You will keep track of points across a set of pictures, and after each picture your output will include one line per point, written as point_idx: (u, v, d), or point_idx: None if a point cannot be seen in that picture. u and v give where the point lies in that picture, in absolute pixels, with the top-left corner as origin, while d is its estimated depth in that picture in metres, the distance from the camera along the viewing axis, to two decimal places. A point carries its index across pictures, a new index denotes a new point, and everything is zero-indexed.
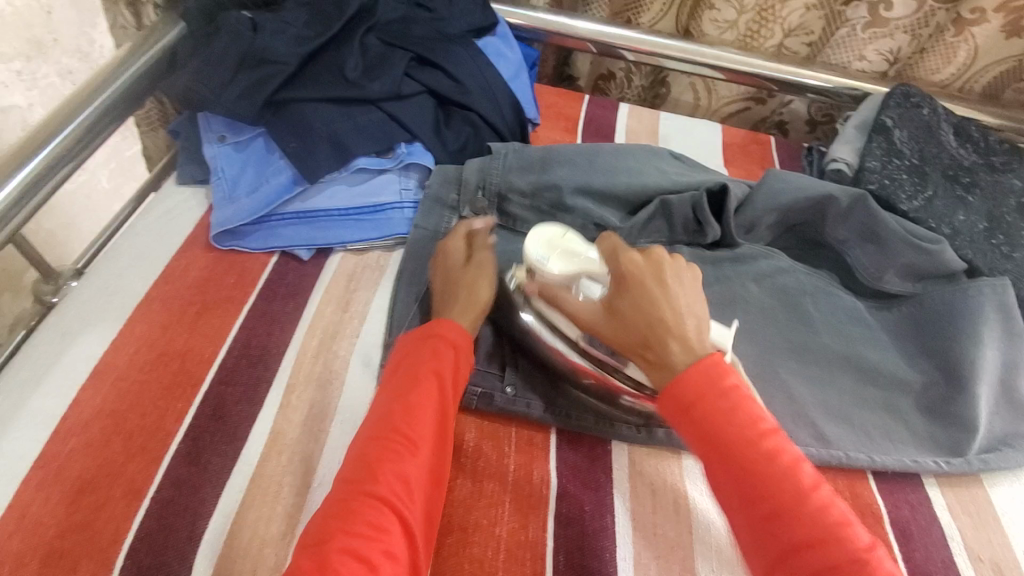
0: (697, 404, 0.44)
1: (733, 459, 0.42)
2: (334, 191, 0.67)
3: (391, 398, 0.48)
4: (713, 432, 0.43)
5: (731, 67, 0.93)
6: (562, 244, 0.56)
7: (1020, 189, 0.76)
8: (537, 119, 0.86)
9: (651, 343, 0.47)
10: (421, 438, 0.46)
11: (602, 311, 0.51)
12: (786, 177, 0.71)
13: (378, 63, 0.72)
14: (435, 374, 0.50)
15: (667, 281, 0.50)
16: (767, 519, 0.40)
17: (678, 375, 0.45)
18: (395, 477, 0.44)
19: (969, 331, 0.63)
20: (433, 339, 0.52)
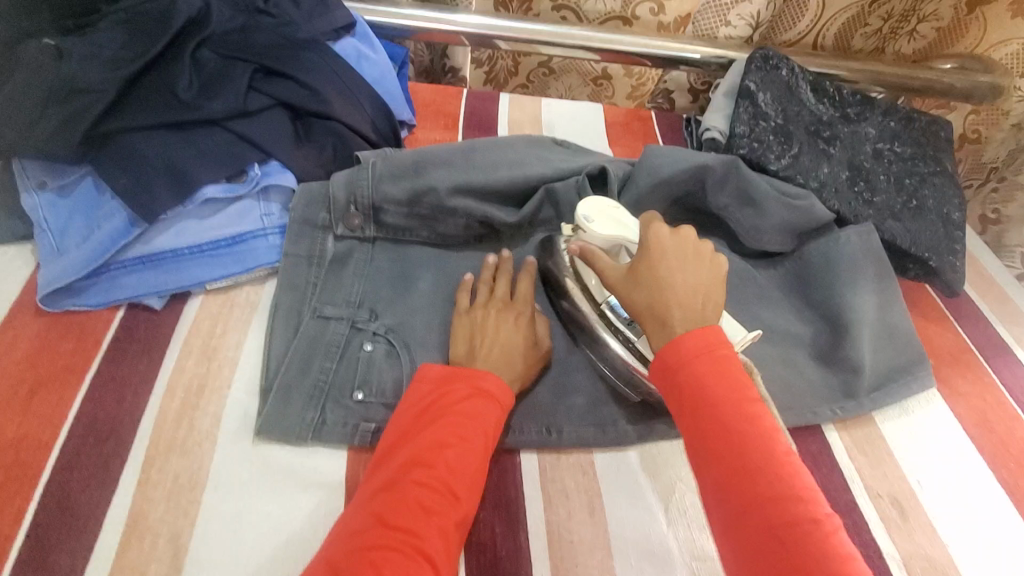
0: (683, 363, 0.44)
1: (717, 420, 0.42)
2: (182, 228, 0.60)
3: (431, 443, 0.46)
4: (701, 390, 0.43)
5: (603, 47, 0.92)
6: (609, 212, 0.58)
7: (874, 136, 0.81)
8: (411, 119, 0.82)
9: (659, 296, 0.48)
10: (461, 492, 0.44)
11: (622, 270, 0.51)
12: (662, 151, 0.71)
13: (216, 79, 0.64)
14: (478, 425, 0.47)
15: (689, 256, 0.50)
16: (739, 475, 0.40)
17: (675, 340, 0.45)
18: (432, 529, 0.41)
19: (843, 279, 0.66)
20: (479, 388, 0.49)
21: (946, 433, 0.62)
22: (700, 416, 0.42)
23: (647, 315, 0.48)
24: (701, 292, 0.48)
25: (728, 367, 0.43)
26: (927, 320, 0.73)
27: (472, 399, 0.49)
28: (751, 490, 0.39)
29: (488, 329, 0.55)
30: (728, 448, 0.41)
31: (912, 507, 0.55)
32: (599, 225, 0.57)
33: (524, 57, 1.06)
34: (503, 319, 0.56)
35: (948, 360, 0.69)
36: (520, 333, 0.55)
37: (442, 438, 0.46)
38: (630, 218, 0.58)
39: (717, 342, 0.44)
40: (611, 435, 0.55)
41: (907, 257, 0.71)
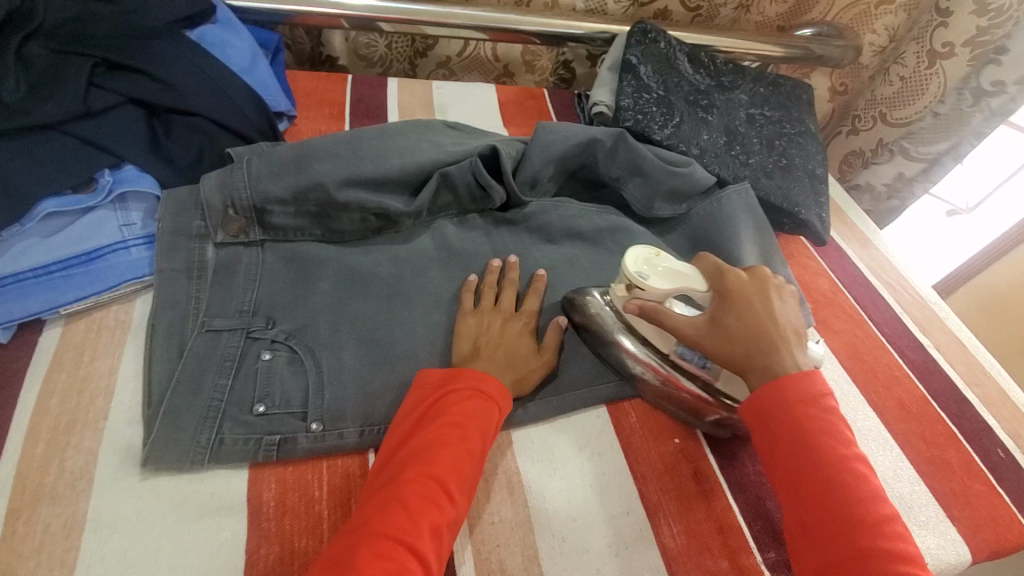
0: (796, 406, 0.46)
1: (819, 476, 0.44)
2: (24, 248, 0.52)
3: (428, 441, 0.46)
4: (807, 445, 0.45)
5: (488, 26, 0.91)
6: (659, 263, 0.55)
7: (746, 102, 0.86)
8: (291, 109, 0.77)
9: (749, 342, 0.49)
10: (459, 496, 0.44)
11: (701, 325, 0.51)
12: (552, 128, 0.72)
13: (48, 77, 0.57)
14: (479, 427, 0.47)
15: (772, 297, 0.52)
16: (841, 517, 0.42)
17: (779, 379, 0.47)
18: (426, 527, 0.41)
19: (729, 235, 0.70)
20: (486, 391, 0.50)
21: (826, 368, 0.68)
22: (805, 466, 0.44)
23: (739, 351, 0.50)
24: (788, 330, 0.51)
25: (833, 421, 0.46)
26: (804, 267, 0.80)
27: (473, 400, 0.49)
28: (848, 534, 0.42)
29: (495, 335, 0.56)
30: (824, 502, 0.43)
31: None
32: (660, 280, 0.54)
33: (420, 59, 1.03)
34: (509, 328, 0.57)
35: (824, 303, 0.76)
36: (524, 343, 0.56)
37: (441, 437, 0.46)
38: (675, 261, 0.56)
39: (822, 394, 0.47)
40: (530, 408, 0.56)
41: (781, 213, 0.78)
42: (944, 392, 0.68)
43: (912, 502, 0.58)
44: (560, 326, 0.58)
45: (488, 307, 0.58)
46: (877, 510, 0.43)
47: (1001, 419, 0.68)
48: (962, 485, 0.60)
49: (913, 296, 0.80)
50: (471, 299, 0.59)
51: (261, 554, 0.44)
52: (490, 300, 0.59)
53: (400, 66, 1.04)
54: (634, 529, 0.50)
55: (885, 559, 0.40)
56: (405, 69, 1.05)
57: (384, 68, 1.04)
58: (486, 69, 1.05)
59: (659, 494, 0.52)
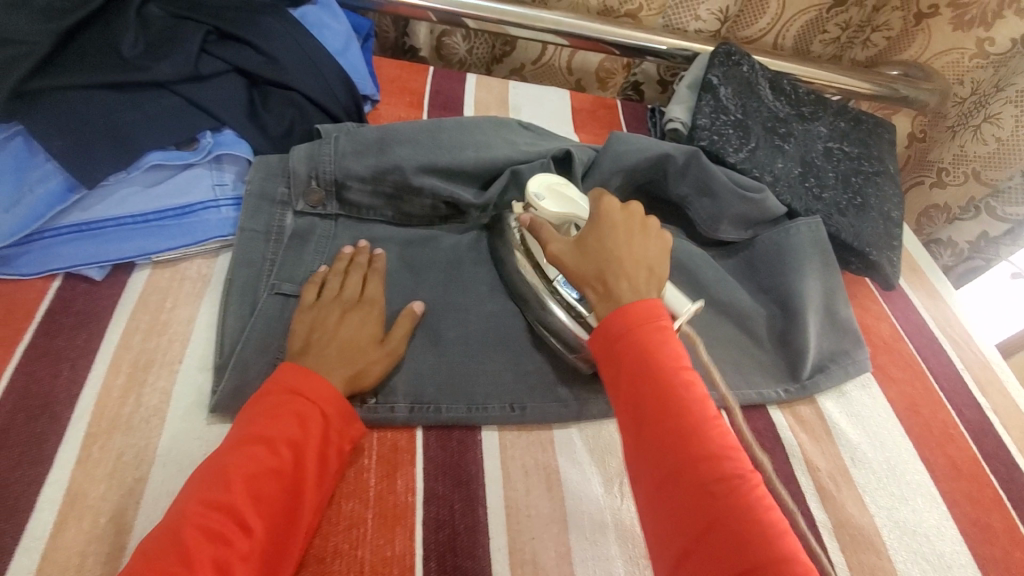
0: (632, 332, 0.44)
1: (659, 394, 0.42)
2: (126, 196, 0.56)
3: (218, 468, 0.41)
4: (645, 361, 0.43)
5: (572, 33, 0.92)
6: (561, 190, 0.60)
7: (825, 135, 0.85)
8: (376, 94, 0.79)
9: (606, 261, 0.50)
10: (259, 521, 0.40)
11: (569, 243, 0.53)
12: (627, 139, 0.72)
13: (165, 39, 0.61)
14: (291, 444, 0.43)
15: (637, 233, 0.53)
16: (667, 438, 0.41)
17: (625, 306, 0.46)
18: (209, 563, 0.36)
19: (793, 266, 0.70)
20: (302, 394, 0.45)
21: (877, 414, 0.66)
22: (641, 388, 0.42)
23: (593, 277, 0.50)
24: (644, 264, 0.50)
25: (673, 343, 0.44)
26: (864, 310, 0.77)
27: (287, 405, 0.45)
28: (681, 449, 0.40)
29: (331, 328, 0.52)
30: (665, 420, 0.41)
31: (845, 481, 0.59)
32: (552, 203, 0.59)
33: (497, 64, 1.07)
34: (349, 320, 0.53)
35: (883, 348, 0.74)
36: (363, 333, 0.52)
37: (236, 462, 0.41)
38: (581, 196, 0.61)
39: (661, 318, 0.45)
40: (574, 409, 0.56)
41: (849, 251, 0.75)
42: (1001, 458, 0.65)
43: (954, 562, 0.55)
44: (414, 313, 0.56)
45: (332, 292, 0.55)
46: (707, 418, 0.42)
47: None
48: (1009, 553, 0.57)
49: (978, 355, 0.77)
50: (314, 291, 0.54)
51: None
52: (337, 286, 0.55)
53: (477, 66, 1.06)
54: None
55: (709, 462, 0.39)
56: (481, 69, 1.07)
57: (460, 65, 1.06)
58: (561, 79, 1.07)
59: None
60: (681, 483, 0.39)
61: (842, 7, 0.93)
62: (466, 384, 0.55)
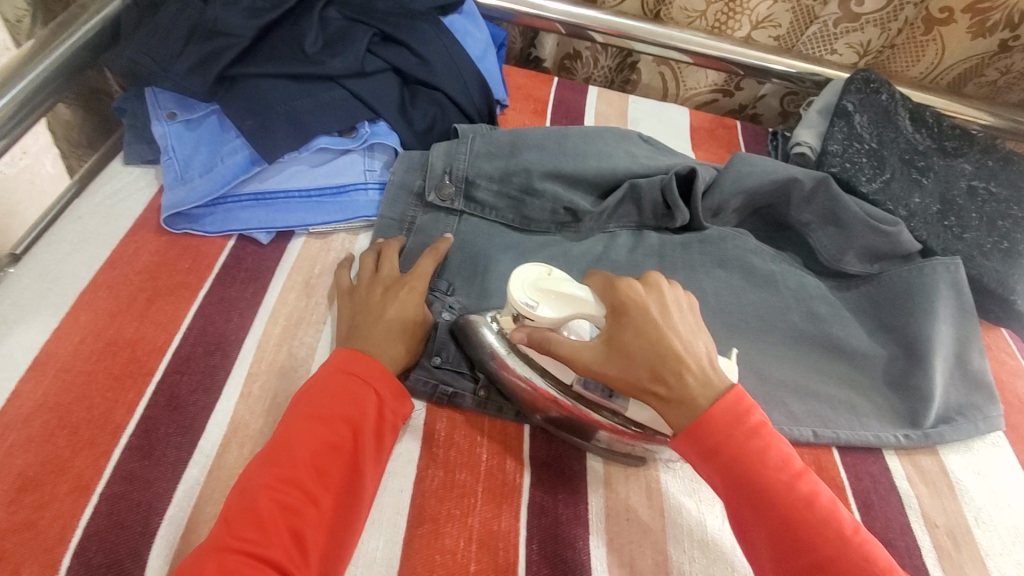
0: (720, 445, 0.43)
1: (749, 472, 0.42)
2: (293, 173, 0.64)
3: (283, 445, 0.44)
4: (721, 444, 0.43)
5: (698, 50, 0.93)
6: (548, 286, 0.50)
7: (971, 173, 0.79)
8: (505, 99, 0.84)
9: (658, 373, 0.45)
10: (326, 492, 0.43)
11: (600, 349, 0.47)
12: (750, 160, 0.72)
13: (338, 38, 0.69)
14: (346, 420, 0.46)
15: (673, 315, 0.48)
16: (772, 522, 0.41)
17: (704, 415, 0.44)
18: (283, 536, 0.40)
19: (924, 307, 0.66)
20: (351, 372, 0.48)
21: (1010, 477, 0.61)
22: (734, 481, 0.43)
23: (649, 394, 0.45)
24: (699, 343, 0.47)
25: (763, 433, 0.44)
26: (1001, 364, 0.71)
27: (343, 384, 0.48)
28: (788, 522, 0.41)
29: (372, 308, 0.54)
30: (768, 495, 0.42)
31: (968, 542, 0.55)
32: (548, 308, 0.49)
33: (618, 87, 1.10)
34: (391, 297, 0.54)
35: (1020, 408, 0.67)
36: (412, 310, 0.54)
37: (297, 442, 0.44)
38: (573, 284, 0.50)
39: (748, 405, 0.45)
40: None
41: (989, 297, 0.70)
42: None
43: None
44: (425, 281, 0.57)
45: (366, 274, 0.58)
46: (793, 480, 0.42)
47: None
48: None
49: None
50: (348, 274, 0.58)
51: (428, 473, 0.49)
52: (371, 267, 0.58)
53: (599, 78, 1.09)
54: None
55: (818, 534, 0.40)
56: (602, 84, 1.10)
57: (582, 75, 1.10)
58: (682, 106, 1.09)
59: None
60: (794, 559, 0.40)
61: (1006, 54, 0.86)
62: None
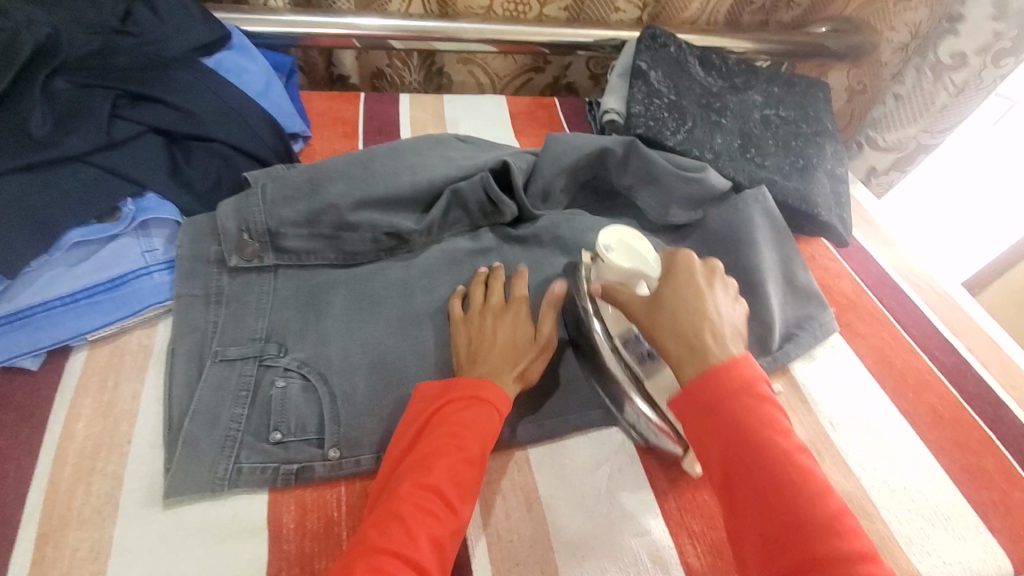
0: (722, 408, 0.42)
1: (767, 464, 0.40)
2: (53, 278, 0.54)
3: (433, 447, 0.45)
4: (744, 439, 0.41)
5: (502, 37, 0.92)
6: (632, 243, 0.54)
7: (761, 103, 0.84)
8: (303, 129, 0.78)
9: (687, 337, 0.45)
10: (460, 507, 0.44)
11: (645, 296, 0.49)
12: (562, 138, 0.72)
13: (73, 111, 0.59)
14: (477, 435, 0.47)
15: (715, 287, 0.49)
16: (778, 525, 0.38)
17: (711, 368, 0.43)
18: (425, 540, 0.41)
19: (746, 240, 0.69)
20: (480, 395, 0.49)
21: (851, 373, 0.66)
22: (745, 469, 0.40)
23: (674, 338, 0.45)
24: (729, 323, 0.47)
25: (771, 408, 0.42)
26: (826, 270, 0.77)
27: (464, 401, 0.48)
28: (798, 537, 0.38)
29: (490, 331, 0.55)
30: (779, 495, 0.39)
31: (829, 449, 0.59)
32: (620, 255, 0.52)
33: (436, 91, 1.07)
34: (502, 322, 0.55)
35: (847, 305, 0.73)
36: (521, 330, 0.55)
37: (443, 446, 0.45)
38: (653, 251, 0.53)
39: (752, 374, 0.43)
40: (548, 428, 0.54)
41: (799, 215, 0.75)
42: (978, 395, 0.66)
43: (948, 513, 0.55)
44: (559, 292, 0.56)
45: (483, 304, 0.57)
46: (828, 504, 0.39)
47: None
48: (1000, 493, 0.57)
49: (939, 295, 0.77)
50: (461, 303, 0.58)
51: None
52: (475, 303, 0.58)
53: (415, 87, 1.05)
54: (659, 547, 0.49)
55: (832, 560, 0.36)
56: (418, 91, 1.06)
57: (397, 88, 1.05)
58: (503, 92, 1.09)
59: (681, 513, 0.51)
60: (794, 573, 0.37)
61: None
62: None
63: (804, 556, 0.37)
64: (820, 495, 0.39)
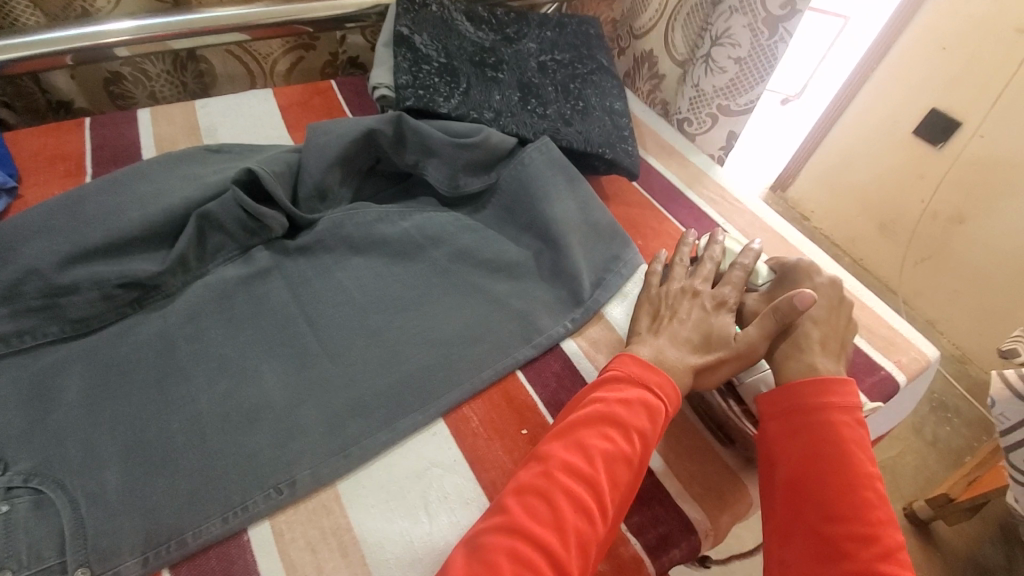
0: (826, 408, 0.49)
1: (835, 462, 0.46)
2: None
3: (587, 418, 0.47)
4: (826, 435, 0.47)
5: (257, 23, 0.81)
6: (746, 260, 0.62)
7: (537, 50, 0.82)
8: (6, 179, 0.63)
9: (795, 338, 0.54)
10: (597, 513, 0.43)
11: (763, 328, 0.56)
12: (323, 129, 0.64)
13: None
14: (631, 420, 0.48)
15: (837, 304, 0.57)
16: (830, 513, 0.44)
17: (824, 376, 0.50)
18: (552, 535, 0.41)
19: (540, 194, 0.67)
20: (631, 371, 0.50)
21: None
22: (815, 466, 0.46)
23: (783, 342, 0.54)
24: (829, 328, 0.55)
25: (857, 431, 0.48)
26: (627, 205, 0.78)
27: (667, 395, 0.50)
28: (845, 524, 0.44)
29: (678, 313, 0.56)
30: (842, 492, 0.45)
31: None
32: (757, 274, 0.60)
33: (196, 91, 0.93)
34: (686, 305, 0.57)
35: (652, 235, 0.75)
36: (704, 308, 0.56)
37: (597, 422, 0.47)
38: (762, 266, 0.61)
39: (851, 402, 0.49)
40: (356, 454, 0.50)
41: (589, 157, 0.74)
42: None
43: None
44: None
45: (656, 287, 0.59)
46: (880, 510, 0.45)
47: None
48: None
49: (731, 203, 0.82)
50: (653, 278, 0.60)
51: None
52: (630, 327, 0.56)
53: (167, 92, 0.90)
54: None
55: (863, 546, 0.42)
56: (174, 96, 0.92)
57: (146, 99, 0.90)
58: (276, 81, 0.97)
59: None
60: (829, 552, 0.43)
61: None
62: (215, 486, 0.45)
63: (841, 540, 0.43)
64: (871, 512, 0.44)
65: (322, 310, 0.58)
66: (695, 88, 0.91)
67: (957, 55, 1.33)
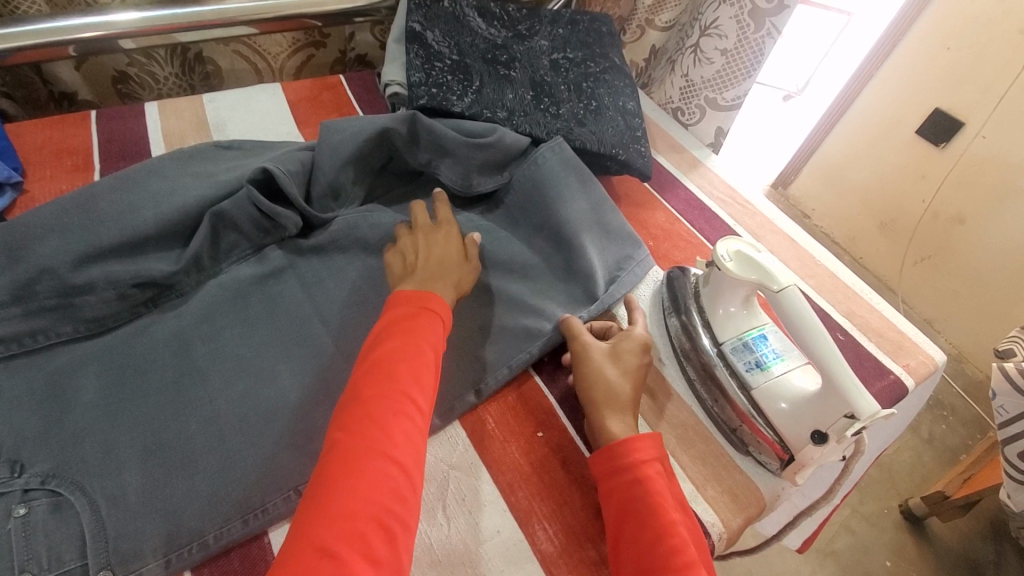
0: (634, 468, 0.47)
1: (649, 506, 0.45)
2: None
3: (390, 358, 0.45)
4: (647, 483, 0.46)
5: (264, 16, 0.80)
6: (751, 255, 0.54)
7: (548, 47, 0.81)
8: (12, 175, 0.63)
9: (611, 399, 0.52)
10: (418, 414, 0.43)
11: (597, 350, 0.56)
12: (337, 127, 0.64)
13: None
14: (406, 370, 0.44)
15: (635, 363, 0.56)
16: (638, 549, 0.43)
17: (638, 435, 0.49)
18: (393, 461, 0.40)
19: (553, 195, 0.66)
20: (422, 304, 0.50)
21: None
22: (631, 505, 0.45)
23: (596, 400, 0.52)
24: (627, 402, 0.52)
25: (659, 482, 0.47)
26: (638, 207, 0.78)
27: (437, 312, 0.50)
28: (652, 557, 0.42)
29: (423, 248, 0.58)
30: (652, 531, 0.44)
31: (663, 386, 0.60)
32: (734, 266, 0.55)
33: (202, 87, 0.92)
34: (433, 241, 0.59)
35: (663, 236, 0.75)
36: (453, 247, 0.59)
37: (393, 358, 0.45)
38: (773, 261, 0.53)
39: (655, 455, 0.48)
40: None
41: (602, 158, 0.74)
42: None
43: None
44: (477, 240, 0.62)
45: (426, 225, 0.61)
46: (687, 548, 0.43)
47: (837, 301, 0.71)
48: None
49: (740, 205, 0.82)
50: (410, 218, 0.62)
51: None
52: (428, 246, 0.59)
53: (172, 89, 0.89)
54: (508, 545, 0.47)
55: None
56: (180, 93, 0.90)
57: (151, 95, 0.89)
58: (285, 77, 0.96)
59: (530, 498, 0.50)
60: None
61: None
62: (234, 488, 0.45)
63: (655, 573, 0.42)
64: (675, 554, 0.42)
65: (336, 311, 0.58)
66: (684, 78, 0.92)
67: (961, 55, 1.33)
